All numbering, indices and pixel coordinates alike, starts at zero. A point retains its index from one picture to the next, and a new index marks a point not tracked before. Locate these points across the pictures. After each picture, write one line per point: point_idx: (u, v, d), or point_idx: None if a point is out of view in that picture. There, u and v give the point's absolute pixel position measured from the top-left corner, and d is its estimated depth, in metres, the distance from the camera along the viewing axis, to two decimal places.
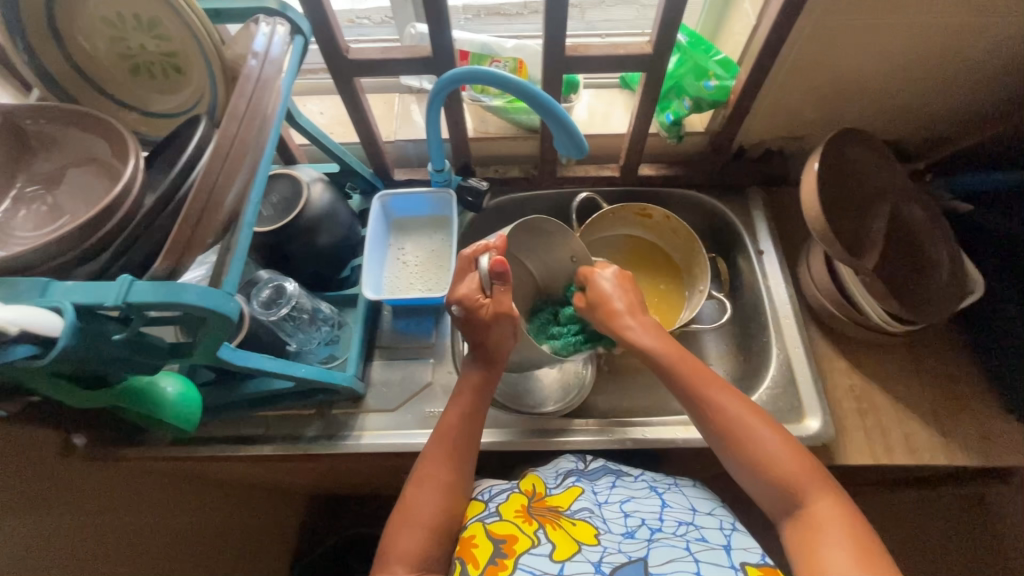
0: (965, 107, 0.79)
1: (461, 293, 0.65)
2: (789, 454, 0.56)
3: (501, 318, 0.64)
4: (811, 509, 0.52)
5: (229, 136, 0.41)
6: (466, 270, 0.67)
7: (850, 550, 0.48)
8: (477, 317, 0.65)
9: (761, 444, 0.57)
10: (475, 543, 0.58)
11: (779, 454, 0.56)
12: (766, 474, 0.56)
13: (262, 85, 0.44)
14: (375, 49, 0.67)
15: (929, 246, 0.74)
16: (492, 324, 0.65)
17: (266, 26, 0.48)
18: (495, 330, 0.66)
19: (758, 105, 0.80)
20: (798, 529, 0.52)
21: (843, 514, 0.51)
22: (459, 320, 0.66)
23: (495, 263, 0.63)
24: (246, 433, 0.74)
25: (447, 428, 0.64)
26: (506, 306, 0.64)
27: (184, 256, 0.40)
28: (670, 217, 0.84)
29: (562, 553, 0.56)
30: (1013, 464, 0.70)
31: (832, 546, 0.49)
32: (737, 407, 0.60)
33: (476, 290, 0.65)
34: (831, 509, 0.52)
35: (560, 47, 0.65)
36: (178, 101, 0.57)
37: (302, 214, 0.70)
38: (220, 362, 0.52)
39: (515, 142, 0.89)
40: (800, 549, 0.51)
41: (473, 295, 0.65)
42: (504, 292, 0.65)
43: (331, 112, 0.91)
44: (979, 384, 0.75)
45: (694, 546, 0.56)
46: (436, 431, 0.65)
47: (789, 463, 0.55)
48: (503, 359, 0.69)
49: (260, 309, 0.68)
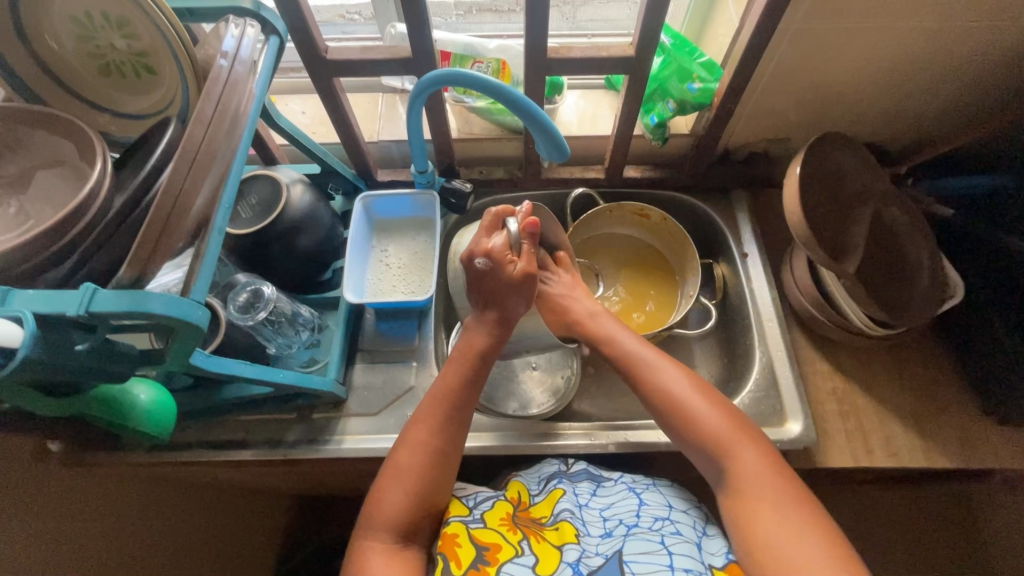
0: (946, 111, 0.79)
1: (490, 247, 0.64)
2: (719, 417, 0.58)
3: (527, 280, 0.64)
4: (738, 466, 0.55)
5: (195, 141, 0.40)
6: (492, 226, 0.66)
7: (785, 502, 0.52)
8: (503, 274, 0.63)
9: (696, 412, 0.59)
10: (459, 542, 0.57)
11: (708, 418, 0.58)
12: (702, 441, 0.58)
13: (230, 86, 0.43)
14: (354, 49, 0.66)
15: (909, 250, 0.74)
16: (518, 283, 0.64)
17: (237, 28, 0.47)
18: (518, 292, 0.64)
19: (742, 108, 0.80)
20: (731, 489, 0.55)
21: (766, 468, 0.54)
22: (480, 274, 0.64)
23: (530, 223, 0.66)
24: (225, 438, 0.73)
25: (441, 394, 0.62)
26: (532, 266, 0.64)
27: (150, 264, 0.39)
28: (667, 219, 0.83)
29: (546, 568, 0.55)
30: (988, 465, 0.71)
31: (759, 503, 0.52)
32: (677, 382, 0.61)
33: (506, 247, 0.64)
34: (761, 466, 0.54)
35: (541, 50, 0.64)
36: (150, 102, 0.56)
37: (281, 216, 0.69)
38: (195, 369, 0.51)
39: (499, 143, 0.88)
40: (733, 506, 0.54)
41: (502, 250, 0.64)
42: (530, 253, 0.65)
43: (312, 111, 0.90)
44: (958, 386, 0.76)
45: (669, 539, 0.57)
46: (431, 396, 0.63)
47: (719, 426, 0.58)
48: (512, 327, 0.66)
49: (238, 313, 0.67)
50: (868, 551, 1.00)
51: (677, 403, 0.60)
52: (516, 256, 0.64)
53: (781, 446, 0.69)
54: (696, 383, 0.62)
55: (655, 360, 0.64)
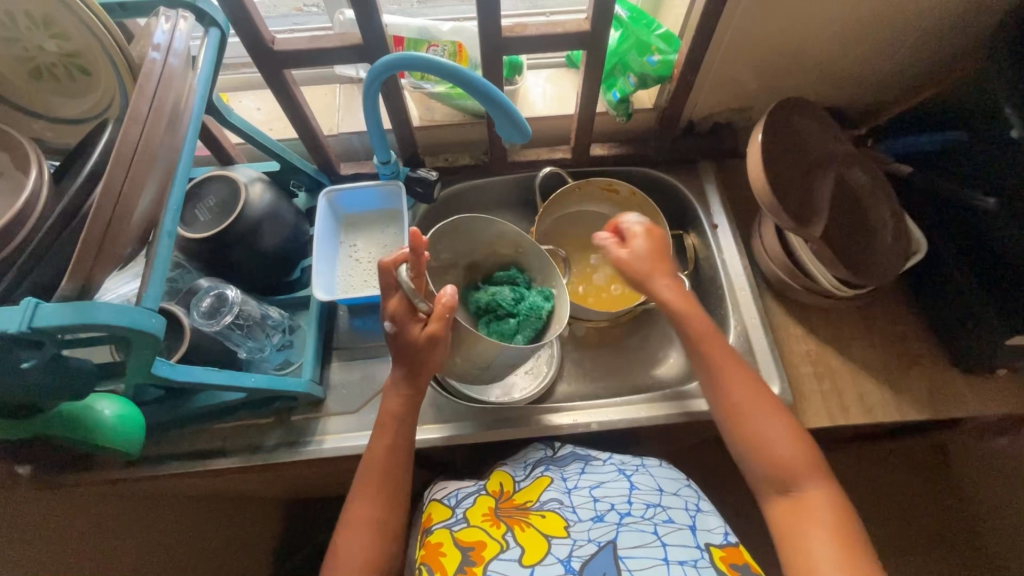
0: (901, 70, 0.80)
1: (392, 311, 0.59)
2: (791, 442, 0.57)
3: (434, 343, 0.59)
4: (805, 496, 0.54)
5: (131, 141, 0.38)
6: (389, 283, 0.58)
7: (841, 537, 0.51)
8: (406, 341, 0.59)
9: (769, 433, 0.57)
10: (443, 551, 0.55)
11: (782, 443, 0.57)
12: (771, 464, 0.56)
13: (166, 81, 0.41)
14: (303, 39, 0.64)
15: (872, 209, 0.75)
16: (425, 347, 0.59)
17: (167, 22, 0.44)
18: (428, 354, 0.60)
19: (703, 78, 0.79)
20: (789, 513, 0.55)
21: (832, 500, 0.54)
22: (389, 338, 0.60)
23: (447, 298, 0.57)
24: (203, 448, 0.72)
25: (379, 461, 0.60)
26: (441, 329, 0.58)
27: (94, 274, 0.37)
28: (636, 193, 0.83)
29: (532, 557, 0.52)
30: (956, 413, 0.73)
31: (819, 534, 0.52)
32: (754, 401, 0.59)
33: (409, 306, 0.59)
34: (826, 499, 0.54)
35: (495, 29, 0.63)
36: (88, 105, 0.53)
37: (242, 216, 0.67)
38: (161, 379, 0.50)
39: (462, 128, 0.86)
40: (785, 528, 0.54)
41: (407, 312, 0.59)
42: (442, 315, 0.57)
43: (268, 107, 0.87)
44: (926, 339, 0.78)
45: (662, 529, 0.53)
46: (366, 470, 0.60)
47: (790, 453, 0.56)
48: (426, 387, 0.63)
49: (202, 319, 0.65)
50: (854, 506, 1.02)
51: (748, 422, 0.58)
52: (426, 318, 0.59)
53: None
54: (769, 408, 0.59)
55: (740, 376, 0.61)
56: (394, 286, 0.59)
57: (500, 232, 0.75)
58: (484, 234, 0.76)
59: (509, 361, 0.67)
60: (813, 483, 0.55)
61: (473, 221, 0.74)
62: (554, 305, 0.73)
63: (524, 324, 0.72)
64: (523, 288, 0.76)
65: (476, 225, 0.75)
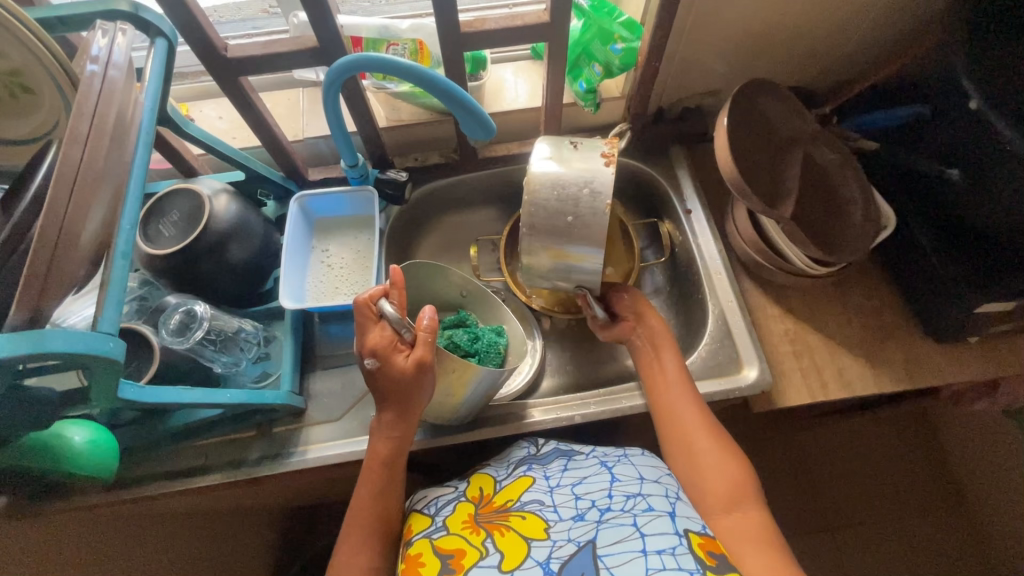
0: (864, 46, 0.80)
1: (374, 343, 0.57)
2: (727, 464, 0.61)
3: (421, 370, 0.57)
4: (743, 514, 0.57)
5: (73, 162, 0.36)
6: (367, 318, 0.58)
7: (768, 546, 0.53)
8: (391, 371, 0.57)
9: (702, 450, 0.62)
10: (422, 562, 0.55)
11: (716, 462, 0.61)
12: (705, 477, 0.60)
13: (106, 96, 0.40)
14: (256, 44, 0.63)
15: (841, 185, 0.75)
16: (412, 375, 0.57)
17: (103, 36, 0.43)
18: (416, 384, 0.58)
19: (669, 64, 0.79)
20: (726, 524, 0.56)
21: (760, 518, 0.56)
22: (373, 374, 0.58)
23: (426, 321, 0.57)
24: (185, 466, 0.70)
25: (358, 511, 0.60)
26: (427, 353, 0.56)
27: (43, 302, 0.36)
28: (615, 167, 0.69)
29: (511, 563, 0.51)
30: (931, 382, 0.75)
31: (750, 543, 0.54)
32: (695, 418, 0.64)
33: (391, 339, 0.57)
34: (758, 518, 0.56)
35: (452, 23, 0.62)
36: (34, 124, 0.52)
37: (206, 229, 0.65)
38: (128, 403, 0.48)
39: (431, 127, 0.85)
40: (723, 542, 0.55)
41: (389, 344, 0.57)
42: (426, 339, 0.57)
43: (230, 115, 0.85)
44: (900, 310, 0.79)
45: (641, 519, 0.53)
46: (348, 518, 0.60)
47: (722, 472, 0.60)
48: (414, 416, 0.61)
49: (172, 337, 0.63)
50: (842, 476, 1.04)
51: (687, 437, 0.63)
52: (408, 347, 0.58)
53: (738, 393, 0.72)
54: (712, 427, 0.64)
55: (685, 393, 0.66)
56: (376, 320, 0.58)
57: (444, 278, 0.78)
58: (430, 282, 0.78)
59: (484, 395, 0.67)
60: (745, 501, 0.58)
61: (418, 268, 0.76)
62: (507, 339, 0.78)
63: (487, 358, 0.74)
64: (474, 327, 0.78)
65: (422, 272, 0.76)
